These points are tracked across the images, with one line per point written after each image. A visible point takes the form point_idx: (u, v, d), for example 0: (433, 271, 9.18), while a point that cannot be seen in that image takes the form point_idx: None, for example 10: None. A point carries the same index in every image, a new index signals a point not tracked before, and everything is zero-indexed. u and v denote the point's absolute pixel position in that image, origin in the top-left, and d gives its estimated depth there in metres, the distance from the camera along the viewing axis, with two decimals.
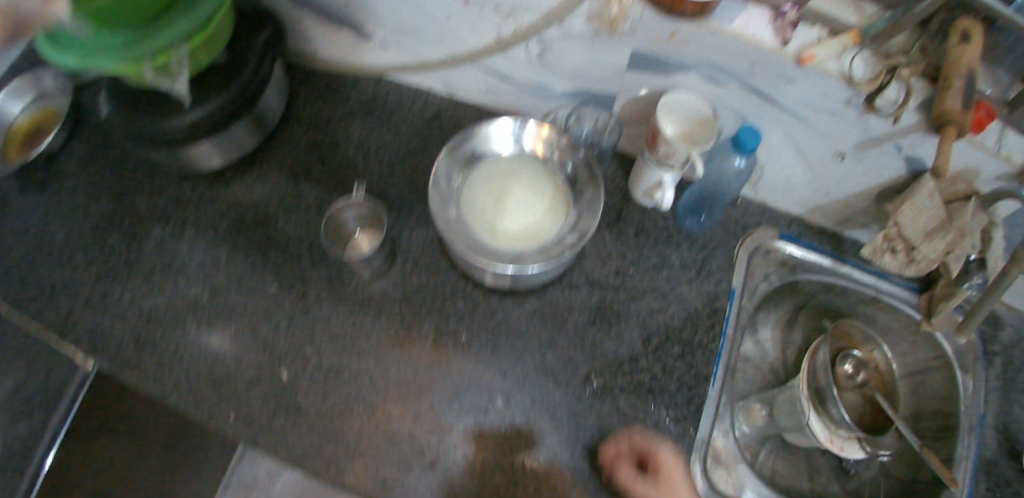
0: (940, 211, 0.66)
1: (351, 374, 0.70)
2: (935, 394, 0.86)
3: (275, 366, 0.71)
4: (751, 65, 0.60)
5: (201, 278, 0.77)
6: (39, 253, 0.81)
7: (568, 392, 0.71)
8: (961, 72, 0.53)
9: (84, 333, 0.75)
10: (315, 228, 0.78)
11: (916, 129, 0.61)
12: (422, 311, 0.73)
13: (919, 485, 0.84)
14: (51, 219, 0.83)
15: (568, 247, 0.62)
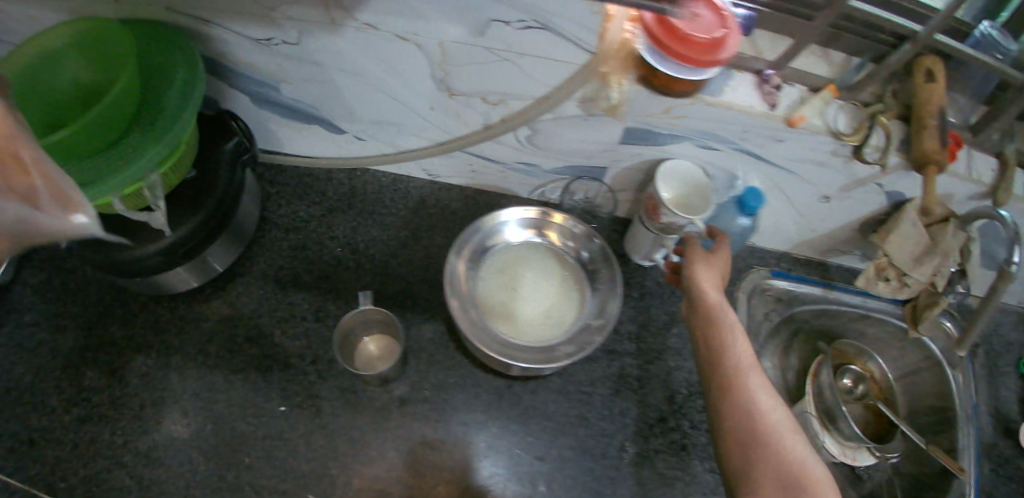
0: (924, 238, 0.73)
1: (383, 487, 0.67)
2: (927, 391, 0.91)
3: (300, 494, 0.67)
4: (742, 131, 0.63)
5: (200, 411, 0.72)
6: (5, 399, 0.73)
7: (605, 465, 0.70)
8: (933, 113, 0.62)
9: (76, 483, 0.70)
10: (318, 339, 0.74)
11: (898, 170, 0.67)
12: (446, 409, 0.71)
13: (930, 478, 0.87)
14: (15, 359, 0.76)
15: (594, 331, 0.65)
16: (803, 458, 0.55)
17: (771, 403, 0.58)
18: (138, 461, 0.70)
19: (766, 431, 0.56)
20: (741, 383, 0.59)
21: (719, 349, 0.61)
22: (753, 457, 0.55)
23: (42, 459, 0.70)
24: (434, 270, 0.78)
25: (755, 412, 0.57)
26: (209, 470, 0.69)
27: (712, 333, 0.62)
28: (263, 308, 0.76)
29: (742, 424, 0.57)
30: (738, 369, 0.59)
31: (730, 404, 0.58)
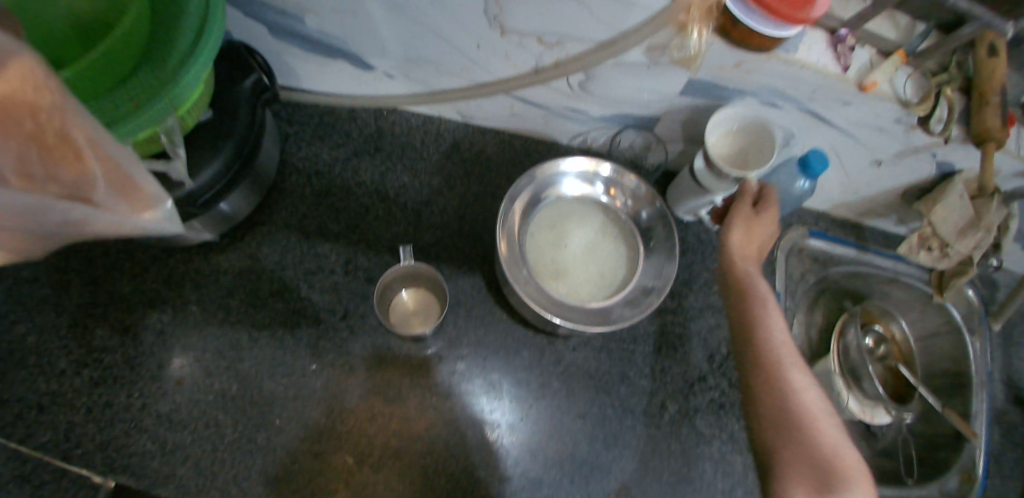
0: (969, 209, 0.74)
1: (424, 444, 0.66)
2: (943, 354, 0.95)
3: (337, 454, 0.66)
4: (811, 90, 0.59)
5: (224, 369, 0.68)
6: (12, 364, 0.70)
7: (644, 421, 0.70)
8: (995, 89, 0.58)
9: (95, 448, 0.68)
10: (348, 294, 0.69)
11: (955, 141, 0.65)
12: (487, 366, 0.69)
13: (941, 438, 0.92)
14: (23, 317, 0.72)
15: (652, 291, 0.64)
16: (837, 449, 0.57)
17: (807, 394, 0.61)
18: (160, 425, 0.68)
19: (803, 419, 0.59)
20: (780, 370, 0.61)
21: (760, 337, 0.63)
22: (789, 441, 0.58)
23: (53, 425, 0.69)
24: (469, 222, 0.73)
25: (793, 400, 0.60)
26: (238, 432, 0.67)
27: (755, 321, 0.64)
28: (288, 258, 0.70)
29: (779, 409, 0.60)
30: (778, 358, 0.62)
31: (767, 391, 0.61)
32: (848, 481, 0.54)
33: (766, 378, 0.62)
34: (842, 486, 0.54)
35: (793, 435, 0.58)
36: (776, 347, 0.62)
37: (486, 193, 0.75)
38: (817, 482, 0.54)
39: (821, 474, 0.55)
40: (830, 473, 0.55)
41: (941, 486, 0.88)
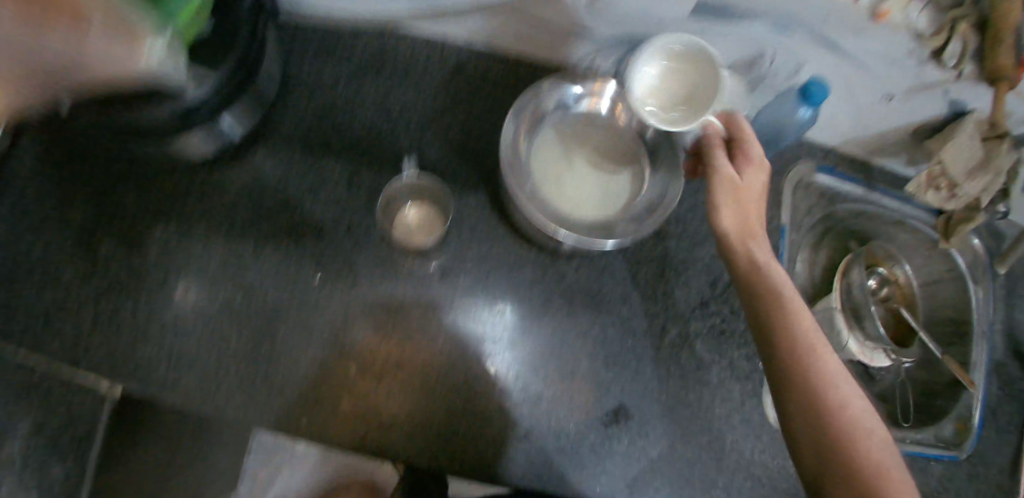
0: (978, 151, 0.73)
1: (426, 355, 0.68)
2: (946, 302, 0.96)
3: (343, 363, 0.67)
4: (824, 16, 0.58)
5: (229, 279, 0.69)
6: (18, 275, 0.71)
7: (644, 341, 0.72)
8: (1012, 27, 0.57)
9: (102, 355, 0.69)
10: (352, 207, 0.69)
11: (967, 79, 0.65)
12: (490, 282, 0.70)
13: (939, 386, 0.94)
14: (28, 228, 0.72)
15: (657, 207, 0.64)
16: (891, 471, 0.49)
17: (852, 405, 0.52)
18: (167, 333, 0.69)
19: (846, 436, 0.51)
20: (818, 383, 0.53)
21: (790, 343, 0.55)
22: (835, 467, 0.50)
23: (60, 334, 0.69)
24: (475, 139, 0.73)
25: (835, 416, 0.52)
26: (244, 342, 0.68)
27: (781, 325, 0.56)
28: (292, 172, 0.70)
29: (819, 429, 0.52)
30: (813, 368, 0.54)
31: (805, 409, 0.53)
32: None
33: (801, 390, 0.53)
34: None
35: (839, 461, 0.50)
36: (809, 352, 0.55)
37: (492, 114, 0.74)
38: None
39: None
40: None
41: (936, 431, 0.91)
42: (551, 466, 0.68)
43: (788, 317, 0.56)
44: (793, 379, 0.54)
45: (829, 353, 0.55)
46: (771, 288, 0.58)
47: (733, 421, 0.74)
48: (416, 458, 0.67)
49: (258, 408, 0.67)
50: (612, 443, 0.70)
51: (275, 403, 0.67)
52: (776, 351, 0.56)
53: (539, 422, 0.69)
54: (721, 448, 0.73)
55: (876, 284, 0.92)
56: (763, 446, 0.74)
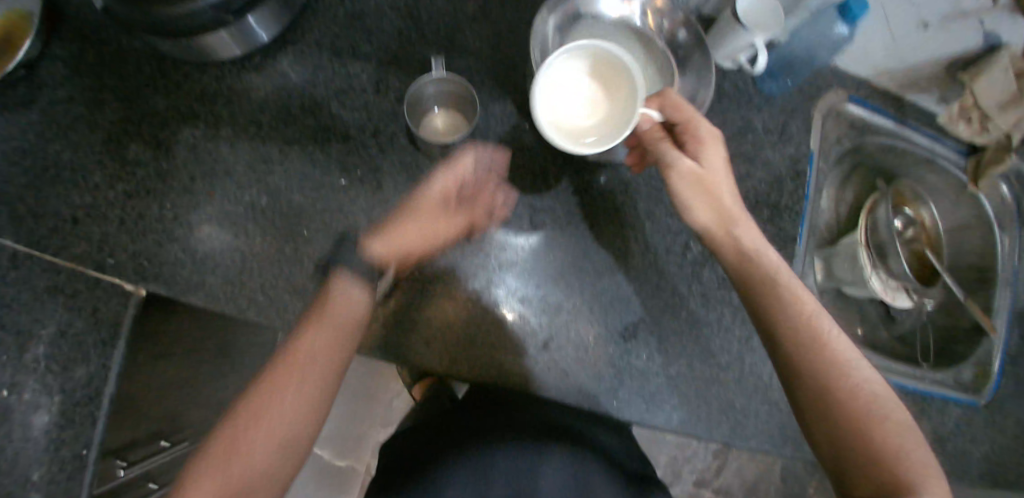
0: (1012, 85, 0.73)
1: (448, 261, 0.69)
2: (971, 249, 0.93)
3: None
4: None
5: (254, 182, 0.69)
6: (47, 177, 0.71)
7: (664, 255, 0.73)
8: None
9: (127, 256, 0.70)
10: (378, 113, 0.69)
11: (1007, 6, 0.68)
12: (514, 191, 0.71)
13: (959, 329, 0.93)
14: (54, 133, 0.72)
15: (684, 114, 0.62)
16: (905, 446, 0.52)
17: (864, 388, 0.54)
18: (190, 234, 0.69)
19: (860, 421, 0.53)
20: (827, 373, 0.55)
21: (797, 336, 0.56)
22: (851, 450, 0.53)
23: (88, 236, 0.70)
24: (503, 52, 0.72)
25: (847, 402, 0.54)
26: (267, 244, 0.68)
27: (786, 320, 0.57)
28: (320, 79, 0.70)
29: (832, 418, 0.54)
30: (823, 358, 0.55)
31: (818, 405, 0.54)
32: (919, 485, 0.50)
33: (812, 381, 0.55)
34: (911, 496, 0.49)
35: (854, 444, 0.53)
36: (816, 341, 0.56)
37: (521, 24, 0.72)
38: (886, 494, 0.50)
39: (890, 485, 0.50)
40: (901, 479, 0.50)
41: (955, 375, 0.89)
42: (568, 378, 0.70)
43: (787, 325, 0.57)
44: (802, 385, 0.56)
45: (837, 338, 0.56)
46: (771, 295, 0.58)
47: (754, 344, 0.74)
48: (433, 365, 0.68)
49: (281, 309, 0.67)
50: (631, 356, 0.71)
51: (297, 305, 0.67)
52: (785, 351, 0.57)
53: (558, 335, 0.70)
54: (741, 370, 0.74)
55: (901, 224, 0.91)
56: None
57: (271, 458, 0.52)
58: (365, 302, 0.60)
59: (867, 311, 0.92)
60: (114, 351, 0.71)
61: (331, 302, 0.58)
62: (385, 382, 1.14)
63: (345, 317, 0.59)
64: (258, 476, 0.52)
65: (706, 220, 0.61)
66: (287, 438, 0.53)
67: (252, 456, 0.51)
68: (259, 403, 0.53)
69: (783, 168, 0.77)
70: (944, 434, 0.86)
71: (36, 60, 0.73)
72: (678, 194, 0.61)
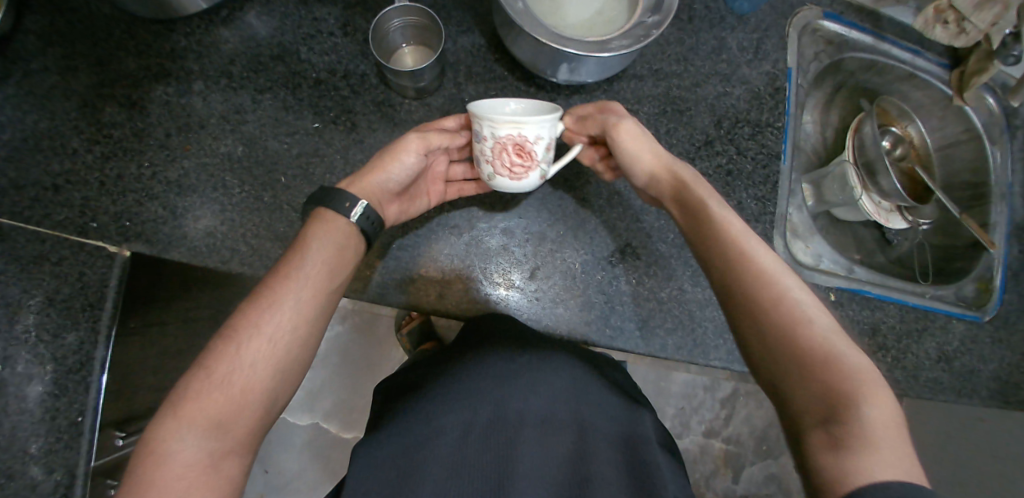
0: None
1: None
2: (964, 164, 0.90)
3: None
4: None
5: (229, 132, 0.71)
6: (27, 148, 0.69)
7: None
8: None
9: (109, 216, 0.69)
10: (348, 54, 0.73)
11: None
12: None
13: (958, 246, 0.90)
14: (30, 105, 0.70)
15: (652, 26, 0.60)
16: (838, 351, 0.45)
17: (793, 303, 0.48)
18: (171, 191, 0.70)
19: (789, 335, 0.46)
20: (753, 291, 0.49)
21: (726, 263, 0.51)
22: (779, 371, 0.46)
23: (70, 203, 0.69)
24: None
25: (777, 311, 0.47)
26: (245, 193, 0.70)
27: (712, 243, 0.53)
28: (287, 26, 0.73)
29: (762, 339, 0.47)
30: (747, 279, 0.49)
31: (751, 314, 0.48)
32: (857, 397, 0.43)
33: (745, 297, 0.49)
34: (846, 411, 0.42)
35: (784, 363, 0.46)
36: (740, 251, 0.51)
37: None
38: (828, 403, 0.43)
39: (822, 401, 0.44)
40: (834, 395, 0.43)
41: (957, 290, 0.86)
42: (558, 308, 0.70)
43: (713, 236, 0.53)
44: (735, 297, 0.49)
45: (762, 251, 0.51)
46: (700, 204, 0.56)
47: None
48: (421, 304, 0.69)
49: (263, 256, 0.68)
50: (619, 281, 0.71)
51: (277, 250, 0.69)
52: (717, 264, 0.52)
53: (546, 267, 0.71)
54: None
55: (889, 144, 0.90)
56: None
57: (274, 370, 0.50)
58: (352, 224, 0.57)
59: (861, 234, 0.91)
60: (103, 315, 0.67)
61: (319, 223, 0.56)
62: (385, 350, 1.11)
63: (336, 233, 0.56)
64: (260, 389, 0.50)
65: (645, 160, 0.61)
66: (288, 351, 0.51)
67: (255, 368, 0.49)
68: (258, 314, 0.51)
69: (761, 84, 0.76)
70: (951, 354, 0.81)
71: (7, 34, 0.70)
72: (621, 152, 0.61)
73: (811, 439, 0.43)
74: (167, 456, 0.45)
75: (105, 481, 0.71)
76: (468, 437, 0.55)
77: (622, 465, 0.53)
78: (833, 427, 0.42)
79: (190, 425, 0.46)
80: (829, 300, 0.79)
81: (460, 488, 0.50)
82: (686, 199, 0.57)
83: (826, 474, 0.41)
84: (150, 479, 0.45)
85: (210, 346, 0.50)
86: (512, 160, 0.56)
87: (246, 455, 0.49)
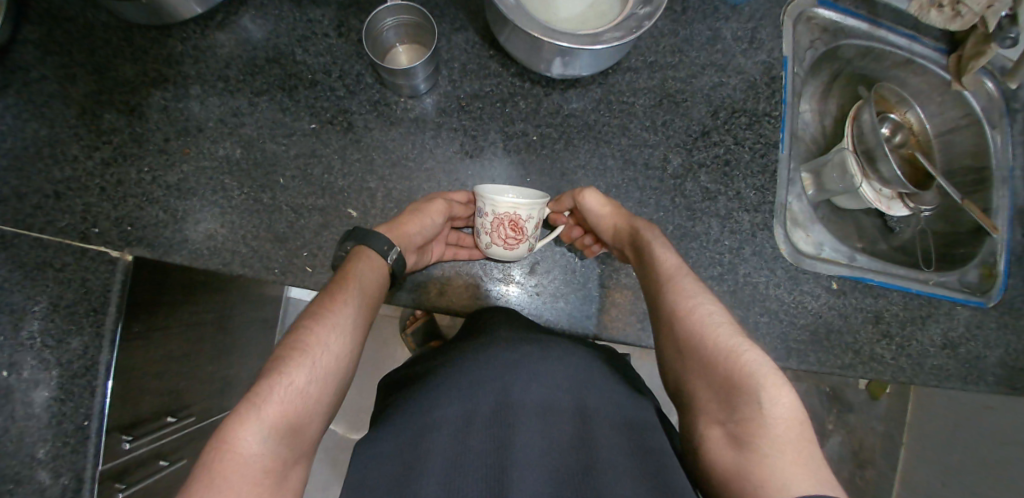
0: None
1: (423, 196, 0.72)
2: (965, 150, 0.89)
3: (340, 206, 0.71)
4: None
5: (227, 135, 0.72)
6: (27, 157, 0.69)
7: (643, 170, 0.73)
8: None
9: (109, 222, 0.70)
10: (342, 54, 0.73)
11: None
12: (483, 118, 0.73)
13: (959, 234, 0.89)
14: (30, 113, 0.70)
15: (643, 17, 0.60)
16: (739, 353, 0.49)
17: (708, 321, 0.52)
18: (171, 195, 0.70)
19: (699, 351, 0.51)
20: (674, 315, 0.54)
21: (655, 293, 0.57)
22: (692, 383, 0.51)
23: (71, 209, 0.69)
24: None
25: (689, 327, 0.52)
26: (245, 196, 0.70)
27: (649, 276, 0.58)
28: (282, 28, 0.73)
29: (678, 356, 0.52)
30: (670, 303, 0.54)
31: (669, 331, 0.54)
32: (758, 402, 0.46)
33: (665, 318, 0.54)
34: (746, 416, 0.46)
35: (697, 373, 0.51)
36: (666, 275, 0.57)
37: None
38: (728, 406, 0.48)
39: (726, 407, 0.48)
40: (734, 402, 0.47)
41: (960, 275, 0.84)
42: (558, 302, 0.72)
43: (649, 266, 0.59)
44: (660, 318, 0.55)
45: (681, 273, 0.56)
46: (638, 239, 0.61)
47: (744, 254, 0.74)
48: (424, 303, 0.71)
49: (264, 258, 0.69)
50: (620, 274, 0.72)
51: (277, 252, 0.69)
52: (651, 290, 0.57)
53: (545, 262, 0.72)
54: (735, 282, 0.74)
55: (889, 130, 0.89)
56: (777, 280, 0.75)
57: (338, 388, 0.51)
58: (387, 263, 0.61)
59: (863, 222, 0.90)
60: (107, 319, 0.68)
61: (358, 259, 0.60)
62: (391, 350, 1.15)
63: (373, 271, 0.60)
64: (325, 404, 0.50)
65: (607, 218, 0.65)
66: (348, 371, 0.53)
67: (326, 382, 0.50)
68: (326, 331, 0.52)
69: (757, 74, 0.76)
70: (956, 340, 0.80)
71: (5, 45, 0.70)
72: (591, 218, 0.67)
73: (715, 443, 0.48)
74: (241, 461, 0.43)
75: (114, 485, 0.69)
76: (469, 431, 0.54)
77: (627, 451, 0.53)
78: (730, 432, 0.47)
79: (268, 431, 0.45)
80: (831, 288, 0.78)
81: (463, 480, 0.50)
82: (637, 240, 0.62)
83: (731, 475, 0.46)
84: (222, 483, 0.42)
85: (272, 363, 0.49)
86: (507, 233, 0.62)
87: (302, 468, 0.47)
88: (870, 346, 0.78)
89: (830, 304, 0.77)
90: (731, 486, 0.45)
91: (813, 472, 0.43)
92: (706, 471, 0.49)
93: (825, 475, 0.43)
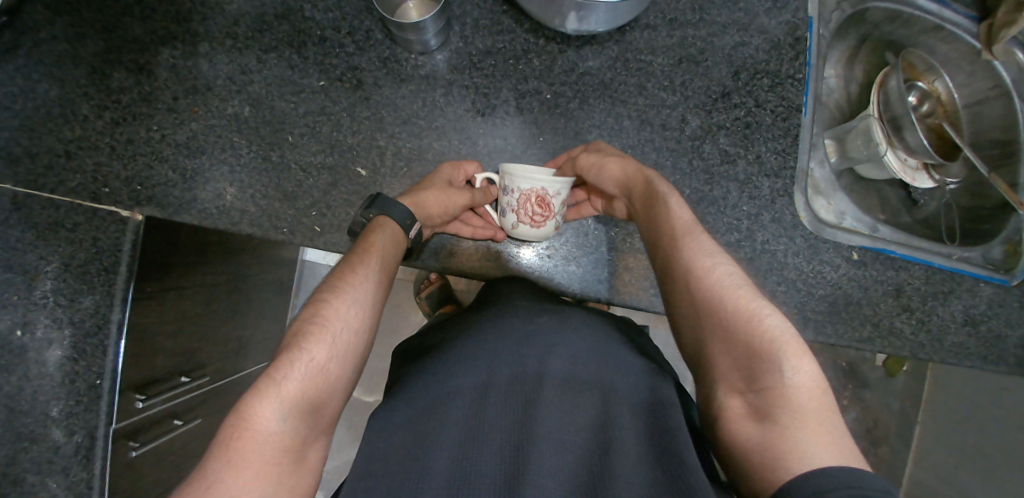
0: None
1: (435, 155, 0.71)
2: (993, 124, 0.83)
3: (349, 165, 0.70)
4: None
5: (236, 93, 0.71)
6: (40, 120, 0.69)
7: (661, 131, 0.72)
8: None
9: (117, 182, 0.69)
10: (351, 9, 0.71)
11: None
12: (496, 76, 0.71)
13: (983, 211, 0.82)
14: (41, 74, 0.69)
15: None
16: (761, 318, 0.48)
17: (727, 282, 0.50)
18: (180, 153, 0.70)
19: (719, 315, 0.49)
20: (693, 273, 0.51)
21: (668, 251, 0.54)
22: (711, 347, 0.49)
23: (81, 169, 0.69)
24: None
25: (710, 289, 0.50)
26: (254, 154, 0.70)
27: (660, 232, 0.56)
28: None
29: (695, 319, 0.51)
30: (686, 262, 0.52)
31: (687, 290, 0.51)
32: (782, 372, 0.45)
33: (681, 276, 0.52)
34: (772, 384, 0.45)
35: (717, 338, 0.49)
36: (685, 232, 0.54)
37: None
38: (751, 374, 0.46)
39: (748, 375, 0.46)
40: (757, 371, 0.46)
41: (984, 252, 0.80)
42: (570, 265, 0.71)
43: (664, 222, 0.56)
44: (676, 275, 0.53)
45: (698, 233, 0.54)
46: (649, 192, 0.58)
47: (762, 221, 0.73)
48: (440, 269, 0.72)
49: (274, 217, 0.69)
50: (634, 238, 0.71)
51: (287, 210, 0.69)
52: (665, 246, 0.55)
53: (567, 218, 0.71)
54: (752, 249, 0.73)
55: (914, 99, 0.85)
56: (796, 249, 0.73)
57: (356, 364, 0.51)
58: (401, 233, 0.61)
59: (886, 195, 0.85)
60: (117, 278, 0.66)
61: (377, 231, 0.60)
62: (406, 317, 1.18)
63: (390, 245, 0.60)
64: (345, 381, 0.49)
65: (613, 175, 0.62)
66: (367, 346, 0.52)
67: (345, 359, 0.49)
68: (343, 307, 0.51)
69: (781, 35, 0.73)
70: (976, 316, 0.78)
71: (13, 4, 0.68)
72: (590, 175, 0.63)
73: (734, 412, 0.47)
74: (262, 439, 0.42)
75: (128, 442, 0.69)
76: (486, 399, 0.53)
77: (648, 433, 0.51)
78: (755, 402, 0.45)
79: (287, 408, 0.44)
80: (851, 258, 0.76)
81: (474, 452, 0.49)
82: (647, 190, 0.59)
83: (752, 444, 0.44)
84: (241, 461, 0.41)
85: (290, 340, 0.49)
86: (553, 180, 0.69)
87: (320, 445, 0.47)
88: (888, 320, 0.77)
89: (849, 276, 0.75)
90: (752, 457, 0.44)
91: (836, 441, 0.42)
92: (720, 441, 0.48)
93: (848, 443, 0.42)
